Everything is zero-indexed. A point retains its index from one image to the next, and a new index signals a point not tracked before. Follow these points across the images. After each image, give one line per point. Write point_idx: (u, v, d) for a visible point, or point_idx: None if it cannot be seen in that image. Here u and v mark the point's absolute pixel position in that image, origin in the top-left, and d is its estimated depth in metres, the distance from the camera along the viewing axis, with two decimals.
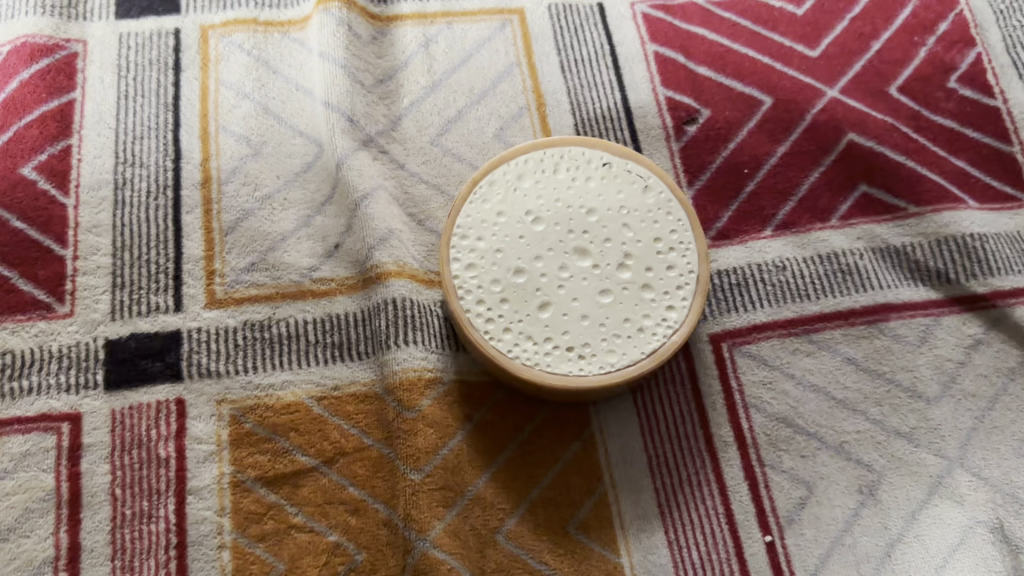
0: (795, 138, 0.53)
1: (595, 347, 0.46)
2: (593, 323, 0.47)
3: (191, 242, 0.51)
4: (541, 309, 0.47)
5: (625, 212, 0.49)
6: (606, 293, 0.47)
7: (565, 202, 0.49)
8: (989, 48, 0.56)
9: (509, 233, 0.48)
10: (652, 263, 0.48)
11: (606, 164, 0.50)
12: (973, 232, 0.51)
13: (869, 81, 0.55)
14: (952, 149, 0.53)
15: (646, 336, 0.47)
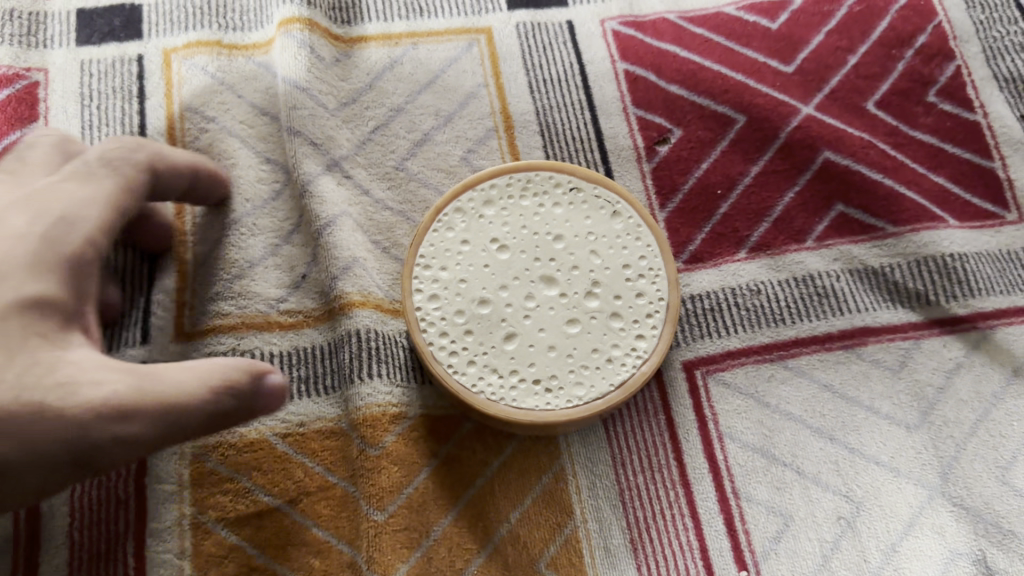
0: (769, 157, 0.52)
1: (562, 380, 0.45)
2: (559, 355, 0.45)
3: (163, 275, 0.49)
4: (506, 341, 0.45)
5: (593, 239, 0.48)
6: (573, 324, 0.46)
7: (530, 229, 0.48)
8: (968, 61, 0.55)
9: (474, 262, 0.47)
10: (621, 291, 0.47)
11: (573, 189, 0.49)
12: (953, 251, 0.50)
13: (845, 97, 0.54)
14: (932, 165, 0.52)
15: (615, 367, 0.45)
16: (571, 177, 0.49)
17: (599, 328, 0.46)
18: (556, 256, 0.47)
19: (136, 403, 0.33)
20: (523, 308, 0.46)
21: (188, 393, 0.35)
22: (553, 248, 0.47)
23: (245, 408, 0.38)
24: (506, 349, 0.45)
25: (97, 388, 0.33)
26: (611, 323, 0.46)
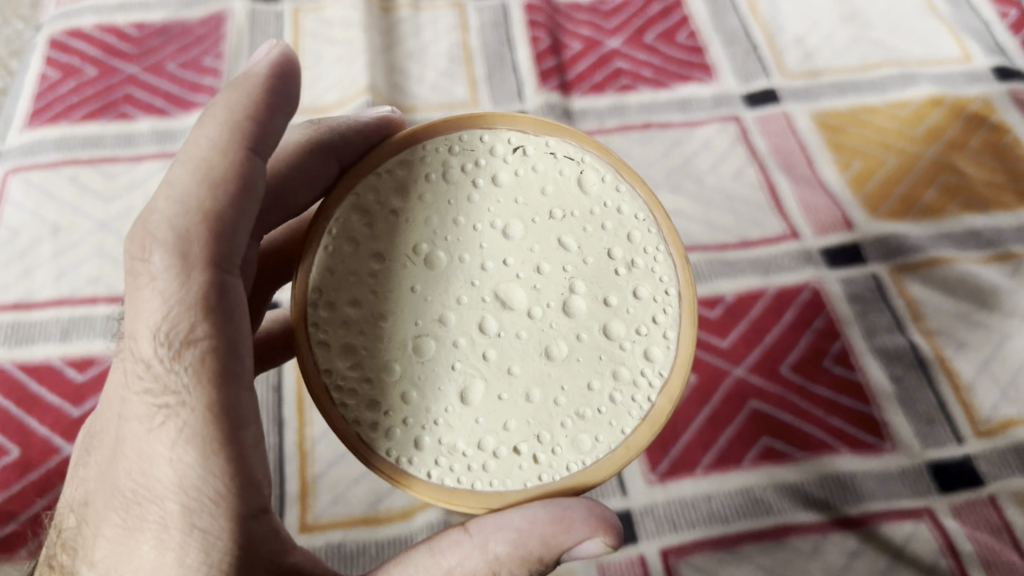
0: (714, 405, 0.74)
1: (534, 465, 0.47)
2: (545, 382, 0.47)
3: (291, 484, 0.69)
4: (425, 335, 0.48)
5: (535, 169, 0.52)
6: (524, 292, 0.49)
7: (414, 163, 0.52)
8: (852, 338, 0.78)
9: (538, 339, 0.48)
10: (580, 237, 0.50)
11: (516, 134, 0.53)
12: (846, 469, 0.71)
13: (767, 363, 0.76)
14: (830, 410, 0.74)
15: (616, 411, 0.48)
16: (490, 122, 0.53)
17: (600, 425, 0.47)
18: (488, 202, 0.51)
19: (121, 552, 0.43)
20: (428, 253, 0.50)
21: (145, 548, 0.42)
22: (458, 159, 0.52)
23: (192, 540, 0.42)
24: (482, 439, 0.47)
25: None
26: (618, 370, 0.48)
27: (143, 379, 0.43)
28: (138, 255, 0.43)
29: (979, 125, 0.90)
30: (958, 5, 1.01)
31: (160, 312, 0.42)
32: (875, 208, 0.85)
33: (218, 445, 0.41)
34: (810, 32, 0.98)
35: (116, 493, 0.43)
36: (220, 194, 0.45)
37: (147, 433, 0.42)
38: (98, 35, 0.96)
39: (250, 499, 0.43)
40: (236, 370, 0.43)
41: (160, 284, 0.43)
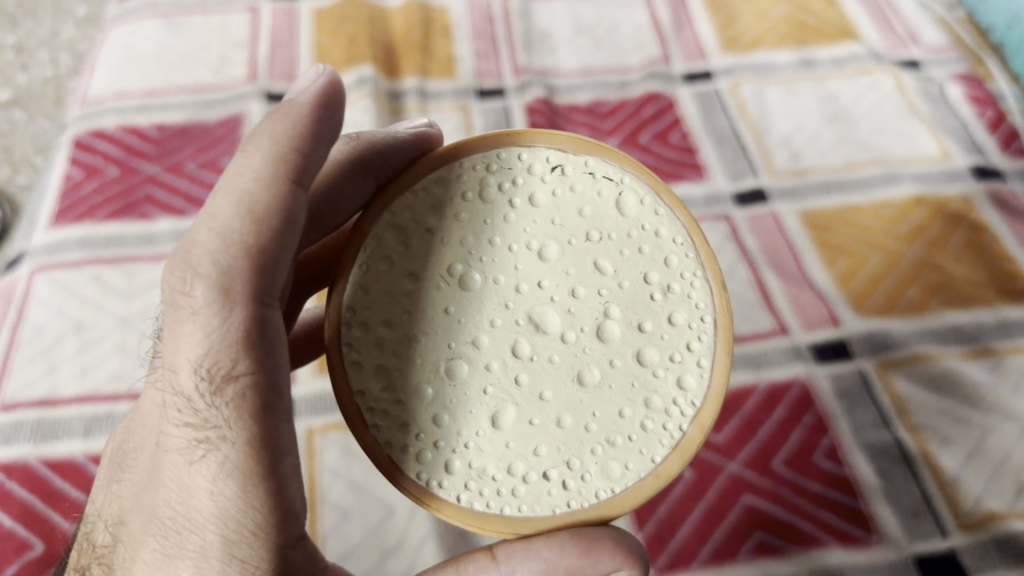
0: (708, 500, 0.77)
1: (564, 491, 0.51)
2: (577, 408, 0.51)
3: None
4: (458, 358, 0.52)
5: (573, 188, 0.56)
6: (559, 315, 0.53)
7: (451, 180, 0.56)
8: (841, 432, 0.81)
9: (571, 363, 0.52)
10: (617, 260, 0.54)
11: (555, 153, 0.57)
12: (835, 562, 0.74)
13: (760, 458, 0.80)
14: (821, 505, 0.77)
15: (650, 438, 0.51)
16: (531, 140, 0.57)
17: (632, 453, 0.51)
18: (525, 222, 0.55)
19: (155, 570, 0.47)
20: (462, 273, 0.54)
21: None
22: (496, 177, 0.56)
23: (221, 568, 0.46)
24: (513, 463, 0.51)
25: None
26: (651, 398, 0.52)
27: (185, 411, 0.47)
28: (183, 291, 0.47)
29: (959, 222, 0.95)
30: (938, 105, 1.06)
31: (201, 348, 0.46)
32: (861, 305, 0.89)
33: (258, 478, 0.45)
34: (797, 132, 1.03)
35: (157, 520, 0.47)
36: (263, 229, 0.48)
37: (189, 464, 0.46)
38: (120, 135, 1.01)
39: (286, 530, 0.47)
40: (275, 405, 0.46)
41: (204, 320, 0.46)
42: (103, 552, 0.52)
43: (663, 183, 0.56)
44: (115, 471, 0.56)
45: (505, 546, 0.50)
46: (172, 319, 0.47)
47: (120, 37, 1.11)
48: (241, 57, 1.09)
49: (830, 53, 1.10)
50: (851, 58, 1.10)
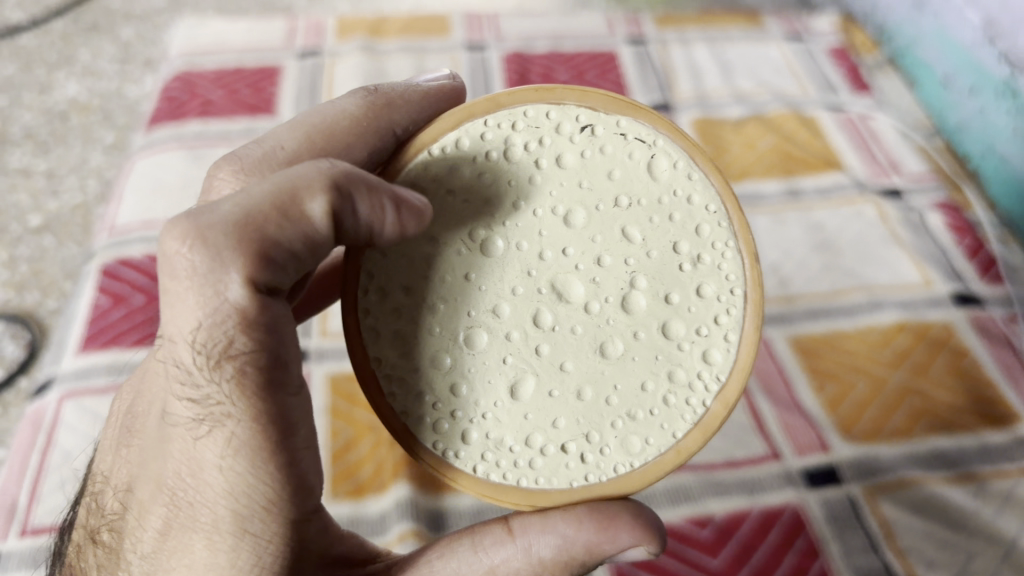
0: None
1: (581, 464, 0.56)
2: (598, 381, 0.55)
3: None
4: (479, 328, 0.56)
5: (603, 150, 0.56)
6: (583, 286, 0.55)
7: (476, 137, 0.57)
8: (832, 557, 0.84)
9: (593, 337, 0.55)
10: (646, 228, 0.55)
11: (585, 110, 0.57)
12: None
13: None
14: None
15: (671, 412, 0.56)
16: (562, 97, 0.57)
17: (652, 427, 0.56)
18: (551, 185, 0.56)
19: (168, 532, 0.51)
20: (484, 238, 0.56)
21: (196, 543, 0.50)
22: (522, 136, 0.57)
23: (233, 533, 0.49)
24: (531, 435, 0.56)
25: (151, 548, 0.51)
26: (674, 372, 0.55)
27: (188, 387, 0.48)
28: (179, 254, 0.46)
29: (941, 346, 1.00)
30: (920, 233, 1.12)
31: (195, 320, 0.47)
32: (849, 430, 0.93)
33: (264, 455, 0.48)
34: (784, 260, 1.09)
35: (167, 490, 0.50)
36: (284, 232, 0.47)
37: (197, 439, 0.49)
38: (145, 264, 1.07)
39: (293, 497, 0.50)
40: (274, 381, 0.48)
41: (199, 289, 0.46)
42: (117, 516, 0.55)
43: (698, 144, 0.56)
44: (120, 439, 0.58)
45: (521, 518, 0.55)
46: (171, 285, 0.47)
47: (147, 166, 1.17)
48: None
49: (816, 183, 1.17)
50: (835, 188, 1.17)
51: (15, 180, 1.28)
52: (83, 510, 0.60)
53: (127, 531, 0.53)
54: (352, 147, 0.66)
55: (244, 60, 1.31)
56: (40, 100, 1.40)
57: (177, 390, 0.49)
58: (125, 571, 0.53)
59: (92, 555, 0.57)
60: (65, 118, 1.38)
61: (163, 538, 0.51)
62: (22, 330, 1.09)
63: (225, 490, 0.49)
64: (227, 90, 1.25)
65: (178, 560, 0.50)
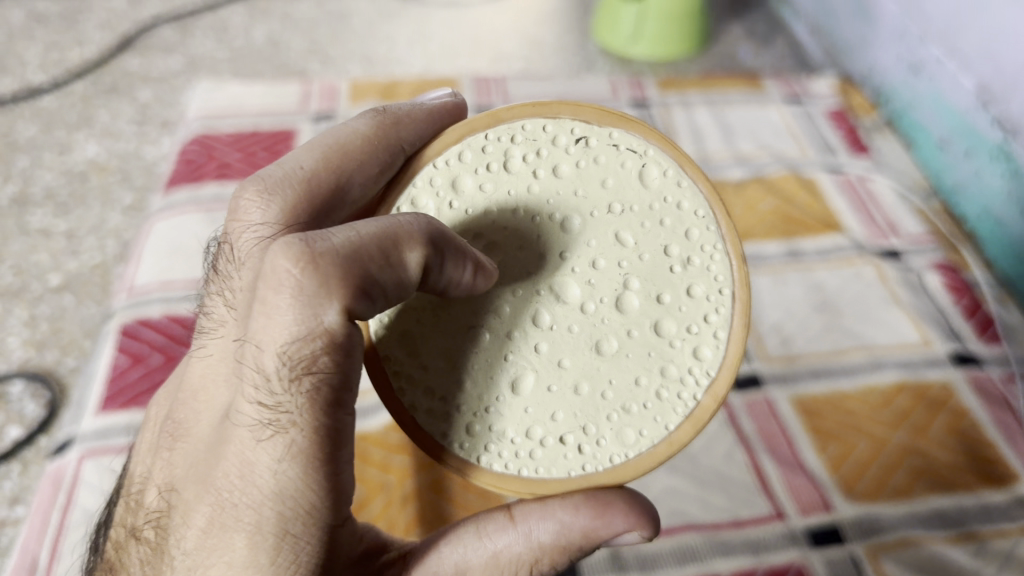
0: None
1: (579, 455, 0.56)
2: (594, 377, 0.55)
3: None
4: (482, 328, 0.56)
5: (596, 161, 0.56)
6: (579, 288, 0.56)
7: (477, 147, 0.59)
8: None
9: (590, 334, 0.55)
10: (639, 232, 0.56)
11: (579, 124, 0.57)
12: None
13: None
14: None
15: (667, 406, 0.55)
16: (557, 113, 0.57)
17: (647, 420, 0.55)
18: (548, 192, 0.56)
19: (208, 532, 0.49)
20: (488, 243, 0.58)
21: (239, 546, 0.48)
22: (521, 148, 0.58)
23: (274, 539, 0.47)
24: (531, 427, 0.56)
25: (186, 548, 0.50)
26: (667, 368, 0.55)
27: (262, 390, 0.48)
28: (289, 273, 0.47)
29: (941, 407, 0.93)
30: (918, 292, 1.06)
31: (288, 334, 0.48)
32: (851, 490, 0.86)
33: (321, 462, 0.48)
34: (786, 319, 1.02)
35: (215, 491, 0.49)
36: (381, 269, 0.49)
37: (257, 442, 0.48)
38: (165, 324, 1.06)
39: (337, 511, 0.50)
40: (341, 399, 0.49)
41: (299, 308, 0.47)
42: (162, 513, 0.53)
43: (684, 152, 0.56)
44: (166, 441, 0.58)
45: (523, 505, 0.54)
46: (266, 297, 0.48)
47: (165, 229, 1.16)
48: None
49: (816, 244, 1.10)
50: (835, 249, 1.10)
51: (35, 241, 1.24)
52: (121, 511, 0.61)
53: (166, 532, 0.52)
54: (365, 162, 0.64)
55: (260, 124, 1.32)
56: (60, 161, 1.35)
57: (244, 393, 0.49)
58: (166, 568, 0.51)
59: (133, 550, 0.55)
60: (84, 178, 1.33)
61: (202, 539, 0.49)
62: (43, 389, 1.07)
63: (274, 494, 0.47)
64: (245, 153, 1.26)
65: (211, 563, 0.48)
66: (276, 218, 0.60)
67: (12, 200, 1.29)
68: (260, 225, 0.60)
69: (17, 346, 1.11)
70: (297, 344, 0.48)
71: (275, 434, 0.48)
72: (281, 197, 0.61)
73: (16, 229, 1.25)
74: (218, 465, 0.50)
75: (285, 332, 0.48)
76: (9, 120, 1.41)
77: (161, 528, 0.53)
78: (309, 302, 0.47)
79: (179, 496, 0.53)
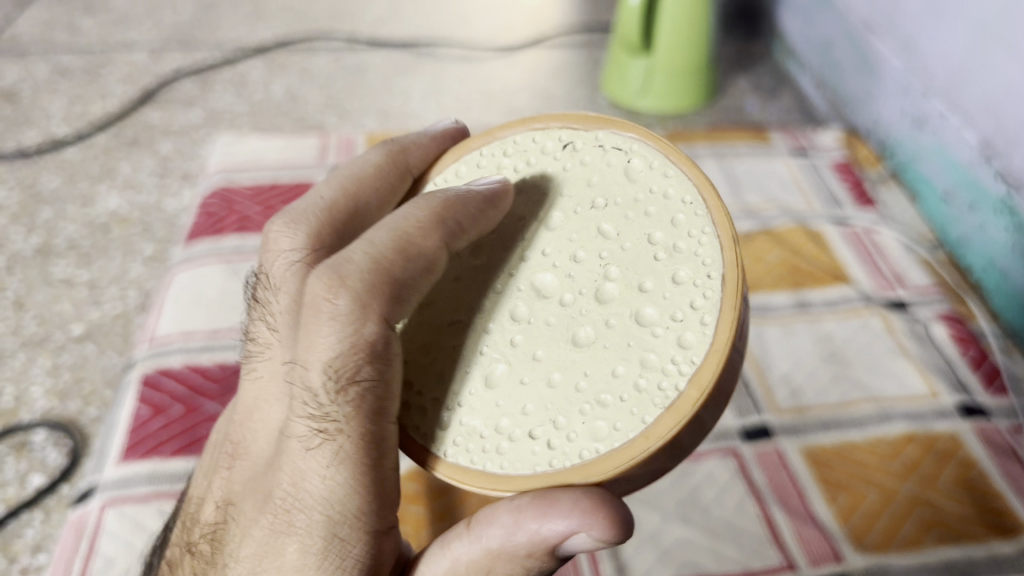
0: None
1: (547, 449, 0.51)
2: (569, 367, 0.52)
3: None
4: (471, 324, 0.58)
5: (583, 162, 0.59)
6: (560, 279, 0.56)
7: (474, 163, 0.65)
8: None
9: (566, 322, 0.54)
10: (621, 224, 0.55)
11: (568, 132, 0.61)
12: None
13: None
14: None
15: (646, 396, 0.50)
16: (547, 124, 0.62)
17: (622, 411, 0.50)
18: (538, 197, 0.60)
19: (264, 544, 0.52)
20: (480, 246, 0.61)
21: (290, 555, 0.51)
22: (513, 160, 0.63)
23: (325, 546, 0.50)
24: (500, 421, 0.53)
25: (243, 558, 0.53)
26: (646, 357, 0.51)
27: (310, 402, 0.52)
28: (326, 298, 0.53)
29: (948, 458, 0.90)
30: (926, 343, 1.04)
31: (333, 351, 0.52)
32: (861, 541, 0.83)
33: (367, 469, 0.51)
34: (795, 370, 1.01)
35: (271, 501, 0.53)
36: (407, 265, 0.55)
37: (307, 449, 0.52)
38: (186, 374, 1.00)
39: (383, 523, 0.52)
40: (385, 411, 0.52)
41: (341, 327, 0.53)
42: (219, 527, 0.57)
43: (671, 144, 0.56)
44: (224, 463, 0.62)
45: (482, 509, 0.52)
46: (311, 322, 0.53)
47: (188, 280, 1.13)
48: None
49: (824, 295, 1.11)
50: (842, 299, 1.10)
51: (58, 290, 1.18)
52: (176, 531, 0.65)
53: (222, 549, 0.56)
54: (379, 188, 0.67)
55: (280, 176, 1.34)
56: (83, 213, 1.32)
57: (295, 407, 0.53)
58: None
59: (188, 565, 0.59)
60: (106, 229, 1.29)
61: (259, 549, 0.52)
62: (64, 436, 0.97)
63: (324, 502, 0.50)
64: (264, 206, 1.27)
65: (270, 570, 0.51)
66: (304, 242, 0.64)
67: (36, 251, 1.25)
68: (290, 251, 0.64)
69: (40, 395, 1.02)
70: (342, 347, 0.52)
71: (324, 440, 0.51)
72: (307, 227, 0.65)
73: (40, 280, 1.19)
74: (272, 479, 0.54)
75: (332, 336, 0.53)
76: (34, 171, 1.41)
77: (217, 544, 0.57)
78: (352, 303, 0.53)
79: (234, 511, 0.57)
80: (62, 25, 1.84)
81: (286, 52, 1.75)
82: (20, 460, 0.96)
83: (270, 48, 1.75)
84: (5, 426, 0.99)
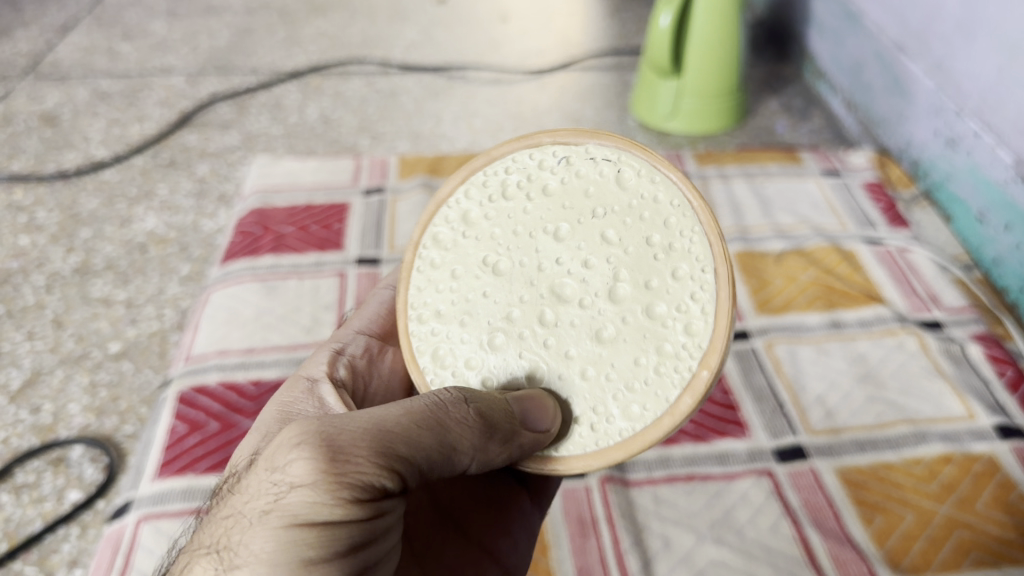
0: None
1: (592, 432, 0.54)
2: (596, 362, 0.54)
3: None
4: (496, 330, 0.56)
5: (578, 174, 0.57)
6: (572, 282, 0.55)
7: None
8: None
9: (584, 319, 0.54)
10: (621, 229, 0.54)
11: (560, 147, 0.58)
12: None
13: None
14: None
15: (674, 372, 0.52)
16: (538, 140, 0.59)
17: (648, 394, 0.52)
18: (541, 211, 0.56)
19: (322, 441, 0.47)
20: (495, 261, 0.57)
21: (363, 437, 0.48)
22: (516, 176, 0.59)
23: (419, 448, 0.50)
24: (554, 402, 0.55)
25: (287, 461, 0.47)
26: (662, 345, 0.53)
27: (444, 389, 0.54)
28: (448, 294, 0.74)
29: (985, 481, 0.88)
30: (962, 364, 1.02)
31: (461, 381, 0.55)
32: (898, 563, 0.81)
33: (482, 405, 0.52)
34: (829, 392, 1.00)
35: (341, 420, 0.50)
36: None
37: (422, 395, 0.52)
38: (221, 391, 1.01)
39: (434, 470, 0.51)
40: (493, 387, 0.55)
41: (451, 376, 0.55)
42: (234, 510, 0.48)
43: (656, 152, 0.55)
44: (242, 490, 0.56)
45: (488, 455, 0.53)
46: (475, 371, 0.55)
47: (223, 299, 1.14)
48: (329, 318, 1.12)
49: (858, 315, 1.10)
50: (877, 320, 1.09)
51: (95, 308, 1.19)
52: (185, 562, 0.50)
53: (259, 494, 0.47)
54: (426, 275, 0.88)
55: (314, 198, 1.36)
56: (121, 233, 1.34)
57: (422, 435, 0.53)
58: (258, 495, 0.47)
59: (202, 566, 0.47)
60: (143, 249, 1.31)
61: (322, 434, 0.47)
62: (102, 453, 0.98)
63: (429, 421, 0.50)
64: (298, 227, 1.29)
65: (298, 446, 0.46)
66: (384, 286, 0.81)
67: (75, 270, 1.27)
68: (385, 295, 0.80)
69: (77, 412, 1.03)
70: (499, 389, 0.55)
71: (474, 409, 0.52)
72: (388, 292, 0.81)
73: (79, 299, 1.21)
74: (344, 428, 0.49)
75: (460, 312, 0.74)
76: (73, 193, 1.44)
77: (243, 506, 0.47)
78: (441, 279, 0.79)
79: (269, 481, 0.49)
80: (102, 50, 1.88)
81: (320, 76, 1.78)
82: (57, 475, 0.96)
83: (304, 72, 1.78)
84: (44, 442, 1.00)
